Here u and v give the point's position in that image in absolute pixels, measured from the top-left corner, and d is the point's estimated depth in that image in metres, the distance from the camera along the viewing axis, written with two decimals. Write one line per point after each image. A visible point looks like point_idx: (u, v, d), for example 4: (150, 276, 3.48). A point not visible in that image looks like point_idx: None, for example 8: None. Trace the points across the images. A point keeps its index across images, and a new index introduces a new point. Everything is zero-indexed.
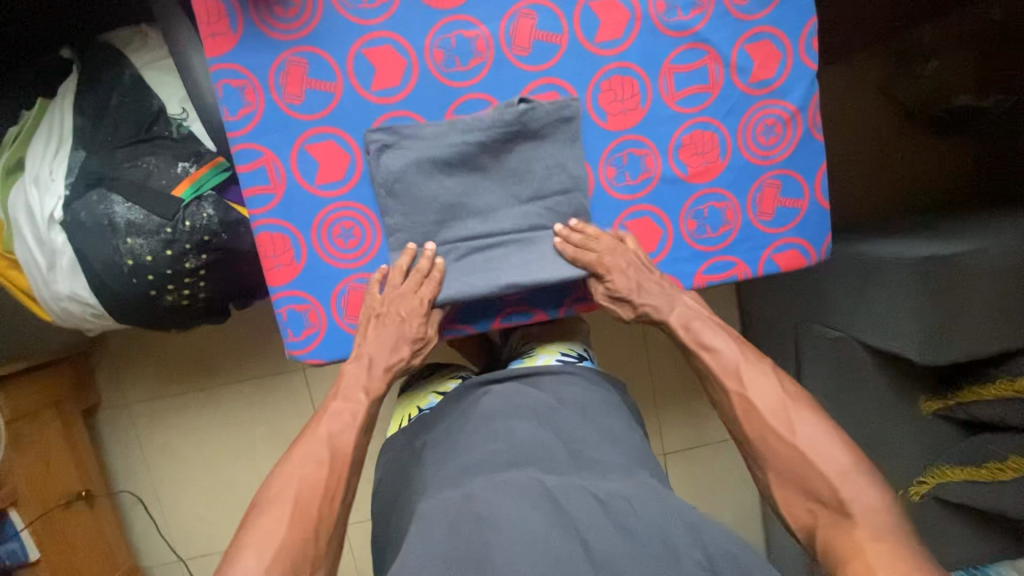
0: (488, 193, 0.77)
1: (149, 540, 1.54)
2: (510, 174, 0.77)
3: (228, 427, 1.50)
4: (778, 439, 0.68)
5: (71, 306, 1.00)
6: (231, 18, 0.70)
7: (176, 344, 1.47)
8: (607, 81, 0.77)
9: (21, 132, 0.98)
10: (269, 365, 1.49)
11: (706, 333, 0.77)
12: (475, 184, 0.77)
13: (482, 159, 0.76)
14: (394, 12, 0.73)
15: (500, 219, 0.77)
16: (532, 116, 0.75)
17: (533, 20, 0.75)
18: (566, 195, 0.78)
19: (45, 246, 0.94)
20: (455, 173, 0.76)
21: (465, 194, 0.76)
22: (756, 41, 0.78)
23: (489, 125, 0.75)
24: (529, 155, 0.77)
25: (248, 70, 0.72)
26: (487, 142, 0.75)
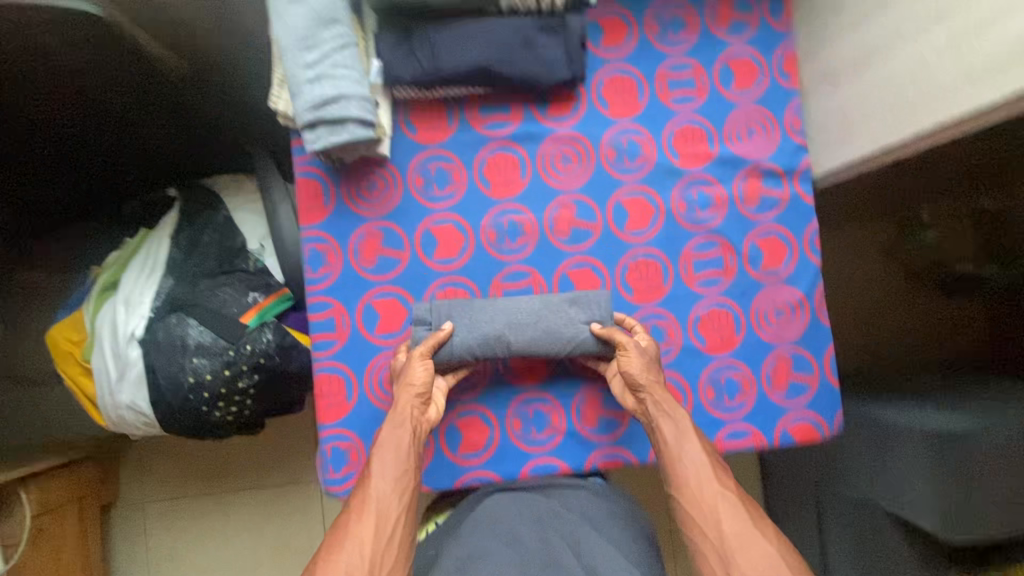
0: (518, 338, 0.82)
1: None
2: (543, 339, 0.82)
3: (237, 537, 1.49)
4: (756, 548, 0.66)
5: (127, 414, 1.07)
6: (326, 197, 0.85)
7: (201, 450, 1.52)
8: (634, 263, 0.88)
9: (122, 256, 1.13)
10: (287, 477, 1.51)
11: (690, 433, 0.76)
12: (508, 344, 0.82)
13: (519, 337, 0.82)
14: (458, 199, 0.87)
15: (518, 337, 0.82)
16: (564, 308, 0.83)
17: (572, 210, 0.88)
18: (571, 315, 0.83)
19: (120, 359, 1.04)
20: (483, 303, 0.83)
21: (497, 341, 0.82)
22: (765, 237, 0.89)
23: (523, 305, 0.83)
24: (553, 329, 0.82)
25: (333, 237, 0.85)
26: (523, 322, 0.82)
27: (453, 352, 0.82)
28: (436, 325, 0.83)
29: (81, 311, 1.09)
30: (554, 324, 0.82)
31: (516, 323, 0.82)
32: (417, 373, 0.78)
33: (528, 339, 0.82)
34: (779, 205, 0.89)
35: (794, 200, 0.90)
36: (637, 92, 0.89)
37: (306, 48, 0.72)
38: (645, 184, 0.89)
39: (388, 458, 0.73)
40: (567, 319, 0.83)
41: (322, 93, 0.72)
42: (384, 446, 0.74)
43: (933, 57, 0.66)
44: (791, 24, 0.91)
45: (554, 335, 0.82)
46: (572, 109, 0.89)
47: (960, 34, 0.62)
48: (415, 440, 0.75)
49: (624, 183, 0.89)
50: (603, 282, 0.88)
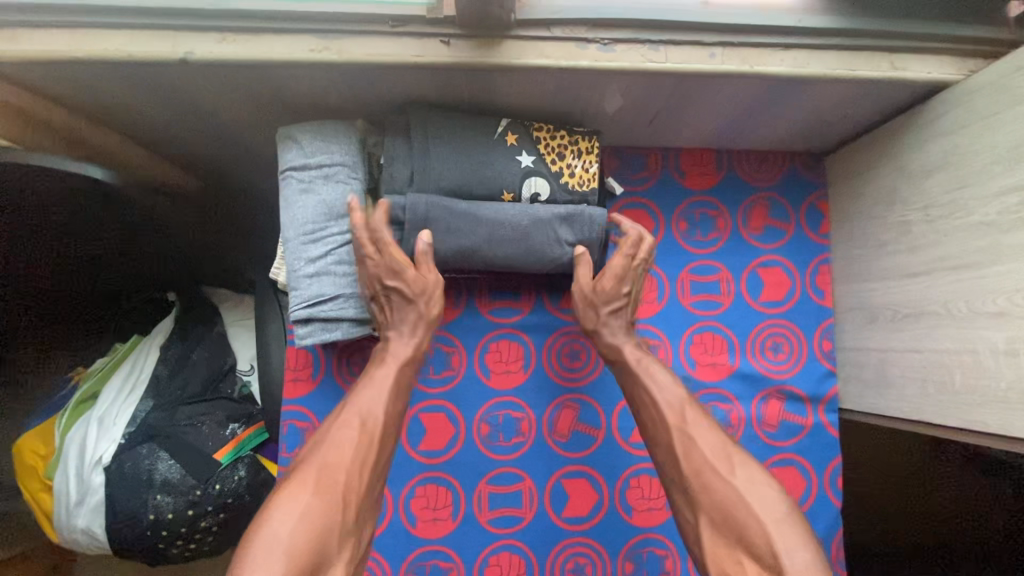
0: (498, 249, 0.74)
1: None
2: (526, 254, 0.75)
3: None
4: (720, 485, 0.61)
5: (81, 537, 1.01)
6: (314, 368, 0.80)
7: None
8: (635, 478, 0.81)
9: (108, 363, 1.09)
10: None
11: (659, 369, 0.72)
12: (484, 251, 0.74)
13: (500, 252, 0.74)
14: (454, 385, 0.81)
15: (499, 250, 0.74)
16: (553, 224, 0.75)
17: (574, 411, 0.82)
18: (559, 232, 0.75)
19: (83, 483, 0.99)
20: (466, 206, 0.73)
21: (473, 250, 0.74)
22: (782, 465, 0.82)
23: (509, 217, 0.73)
24: (537, 250, 0.75)
25: (315, 413, 0.80)
26: (506, 238, 0.74)
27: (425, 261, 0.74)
28: (414, 231, 0.72)
29: (55, 419, 1.04)
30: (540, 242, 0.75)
31: (500, 230, 0.73)
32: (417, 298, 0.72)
33: (512, 253, 0.75)
34: (800, 432, 0.82)
35: (816, 430, 0.82)
36: (658, 290, 0.85)
37: (309, 241, 0.69)
38: None
39: (380, 383, 0.68)
40: (554, 234, 0.75)
41: (320, 292, 0.69)
42: (378, 373, 0.69)
43: (988, 354, 0.59)
44: (829, 240, 0.87)
45: (537, 254, 0.75)
46: None
47: (1021, 343, 0.56)
48: (409, 370, 0.71)
49: None
50: (599, 496, 0.80)
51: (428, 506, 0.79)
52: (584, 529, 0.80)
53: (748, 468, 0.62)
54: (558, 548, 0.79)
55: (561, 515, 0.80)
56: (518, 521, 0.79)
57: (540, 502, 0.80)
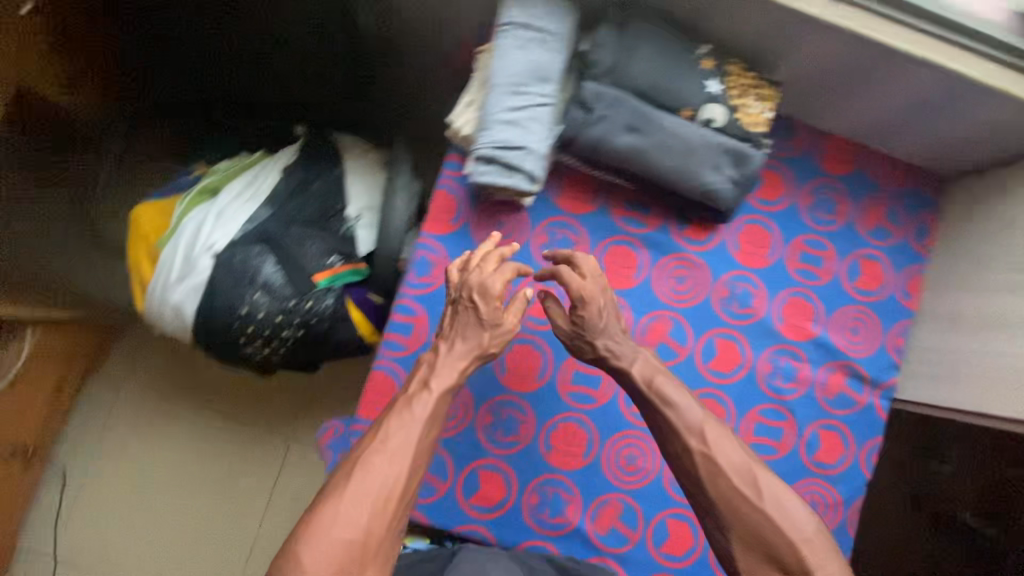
0: (664, 159, 0.79)
1: (41, 526, 1.52)
2: (684, 173, 0.80)
3: (195, 457, 1.59)
4: (749, 508, 0.66)
5: (169, 312, 1.08)
6: (456, 214, 0.88)
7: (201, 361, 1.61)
8: (702, 400, 0.89)
9: (231, 168, 1.15)
10: (261, 419, 1.60)
11: (676, 389, 0.75)
12: (650, 156, 0.79)
13: (665, 162, 0.80)
14: None
15: (663, 160, 0.79)
16: (720, 152, 0.80)
17: (668, 326, 0.90)
18: (721, 163, 0.80)
19: (189, 263, 1.06)
20: (650, 110, 0.78)
21: (641, 153, 0.79)
22: (828, 429, 0.91)
23: (685, 132, 0.79)
24: (696, 172, 0.80)
25: (445, 253, 0.87)
26: (674, 151, 0.79)
27: (594, 151, 0.79)
28: (600, 115, 0.77)
29: (174, 201, 1.11)
30: (702, 165, 0.80)
31: (673, 142, 0.79)
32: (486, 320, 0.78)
33: (673, 167, 0.80)
34: (853, 406, 0.91)
35: (868, 410, 0.91)
36: (770, 248, 0.92)
37: (512, 92, 0.76)
38: (741, 334, 0.91)
39: (412, 417, 0.70)
40: (716, 163, 0.80)
41: (509, 140, 0.75)
42: (409, 409, 0.71)
43: None
44: (931, 253, 0.95)
45: (695, 176, 0.81)
46: (706, 238, 0.91)
47: None
48: (443, 398, 0.73)
49: (724, 324, 0.91)
50: None
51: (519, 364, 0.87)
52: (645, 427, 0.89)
53: (772, 484, 0.67)
54: (617, 435, 0.88)
55: (630, 410, 0.88)
56: (591, 402, 0.88)
57: (615, 392, 0.88)
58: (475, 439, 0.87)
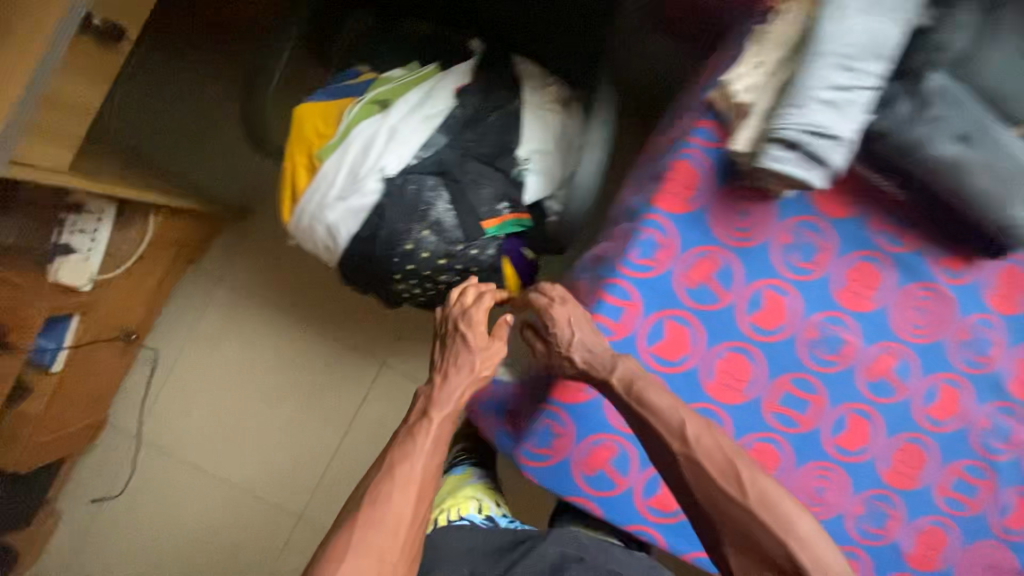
0: (979, 180, 0.67)
1: (128, 404, 1.52)
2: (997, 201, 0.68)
3: (281, 366, 1.53)
4: (732, 505, 0.61)
5: (320, 230, 0.99)
6: (697, 193, 0.76)
7: (299, 271, 1.51)
8: (907, 444, 0.83)
9: (401, 79, 1.01)
10: (354, 341, 1.53)
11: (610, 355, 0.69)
12: (965, 173, 0.67)
13: (978, 184, 0.67)
14: (807, 280, 0.79)
15: (977, 180, 0.67)
16: None
17: (893, 361, 0.81)
18: None
19: (353, 182, 0.95)
20: (986, 119, 0.65)
21: (955, 168, 0.66)
22: None
23: (1017, 152, 0.66)
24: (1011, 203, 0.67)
25: (676, 236, 0.77)
26: (998, 173, 0.66)
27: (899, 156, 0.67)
28: (928, 115, 0.65)
29: (340, 107, 0.98)
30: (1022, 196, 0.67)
31: (1000, 162, 0.66)
32: (475, 347, 0.76)
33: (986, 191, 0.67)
34: None
35: None
36: None
37: (841, 68, 0.62)
38: (968, 383, 0.82)
39: (421, 448, 0.69)
40: None
41: (822, 124, 0.62)
42: (415, 439, 0.69)
43: None
44: None
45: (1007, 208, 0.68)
46: (963, 271, 0.80)
47: None
48: (446, 422, 0.72)
49: (953, 370, 0.82)
50: (869, 442, 0.82)
51: (729, 372, 0.79)
52: (843, 461, 0.82)
53: (756, 475, 0.62)
54: (812, 463, 0.82)
55: (831, 440, 0.82)
56: (793, 426, 0.81)
57: (821, 420, 0.81)
58: None
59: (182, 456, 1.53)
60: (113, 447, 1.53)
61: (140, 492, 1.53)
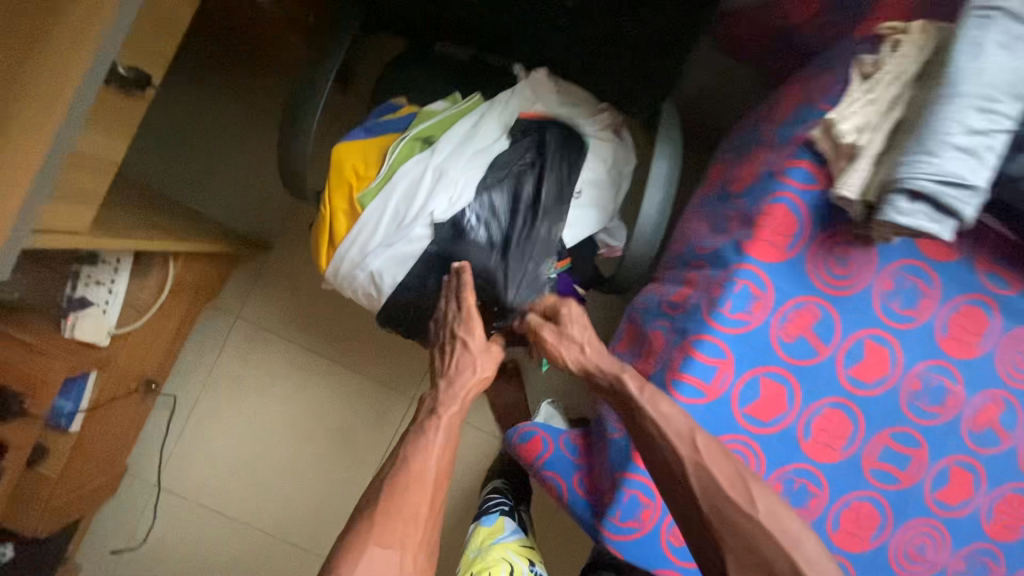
0: None
1: (146, 450, 1.43)
2: None
3: (305, 405, 1.44)
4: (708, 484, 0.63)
5: (362, 279, 0.91)
6: (794, 241, 0.70)
7: (322, 303, 1.41)
8: (1012, 495, 0.78)
9: (446, 113, 0.93)
10: (382, 376, 1.44)
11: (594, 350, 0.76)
12: None
13: None
14: (910, 328, 0.73)
15: None
16: None
17: (999, 410, 0.76)
18: None
19: (401, 228, 0.87)
20: None
21: None
22: None
23: None
24: None
25: (771, 286, 0.70)
26: None
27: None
28: None
29: (382, 147, 0.91)
30: None
31: None
32: (477, 350, 0.87)
33: None
34: None
35: None
36: None
37: (979, 108, 0.56)
38: None
39: (425, 444, 0.77)
40: None
41: (960, 170, 0.56)
42: (420, 437, 0.78)
43: None
44: None
45: None
46: None
47: None
48: (450, 423, 0.81)
49: None
50: (973, 495, 0.77)
51: (827, 429, 0.73)
52: (945, 517, 0.77)
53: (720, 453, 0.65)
54: (914, 520, 0.76)
55: (935, 496, 0.76)
56: (895, 482, 0.75)
57: (924, 474, 0.76)
58: None
59: (205, 504, 1.44)
60: (131, 497, 1.43)
61: (163, 543, 1.43)
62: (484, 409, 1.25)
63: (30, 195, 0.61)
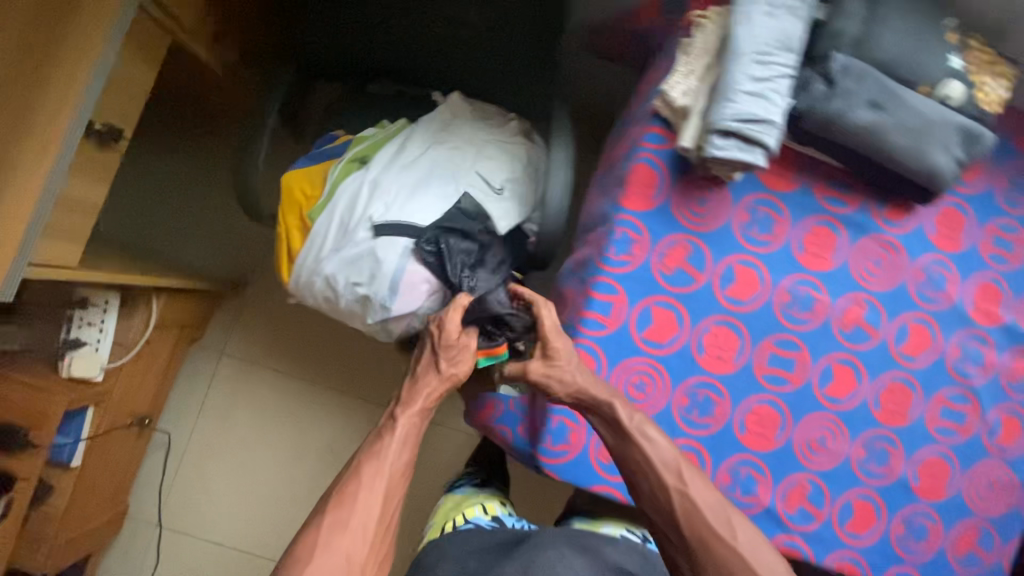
0: (897, 134, 0.76)
1: (145, 490, 1.51)
2: (914, 143, 0.77)
3: (292, 427, 1.53)
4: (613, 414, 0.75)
5: (319, 283, 1.04)
6: (658, 190, 0.85)
7: (298, 329, 1.54)
8: (893, 384, 0.89)
9: (377, 137, 1.10)
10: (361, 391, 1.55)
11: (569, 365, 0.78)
12: (885, 128, 0.76)
13: (895, 136, 0.77)
14: (770, 250, 0.87)
15: (892, 131, 0.76)
16: (954, 133, 0.78)
17: (863, 310, 0.89)
18: (951, 134, 0.78)
19: (345, 233, 1.02)
20: (888, 82, 0.75)
21: (876, 128, 0.76)
22: (1009, 415, 0.92)
23: (924, 110, 0.76)
24: (926, 148, 0.77)
25: (646, 229, 0.85)
26: (907, 124, 0.76)
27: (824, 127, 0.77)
28: (839, 87, 0.75)
29: (324, 169, 1.07)
30: (933, 140, 0.77)
31: (910, 114, 0.76)
32: (447, 354, 0.87)
33: (905, 142, 0.77)
34: None
35: None
36: (964, 231, 0.91)
37: (757, 62, 0.72)
38: (934, 319, 0.90)
39: (380, 451, 0.78)
40: (950, 134, 0.77)
41: (754, 109, 0.72)
42: (376, 444, 0.78)
43: None
44: None
45: (922, 156, 0.78)
46: (904, 219, 0.89)
47: None
48: (409, 429, 0.81)
49: (918, 308, 0.90)
50: (858, 388, 0.89)
51: (717, 344, 0.86)
52: (837, 410, 0.88)
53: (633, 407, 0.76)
54: (810, 416, 0.88)
55: (824, 392, 0.88)
56: (786, 384, 0.87)
57: (810, 374, 0.88)
58: (671, 416, 0.85)
59: (204, 536, 1.50)
60: (134, 539, 1.50)
61: None
62: (455, 402, 1.36)
63: (28, 228, 0.76)
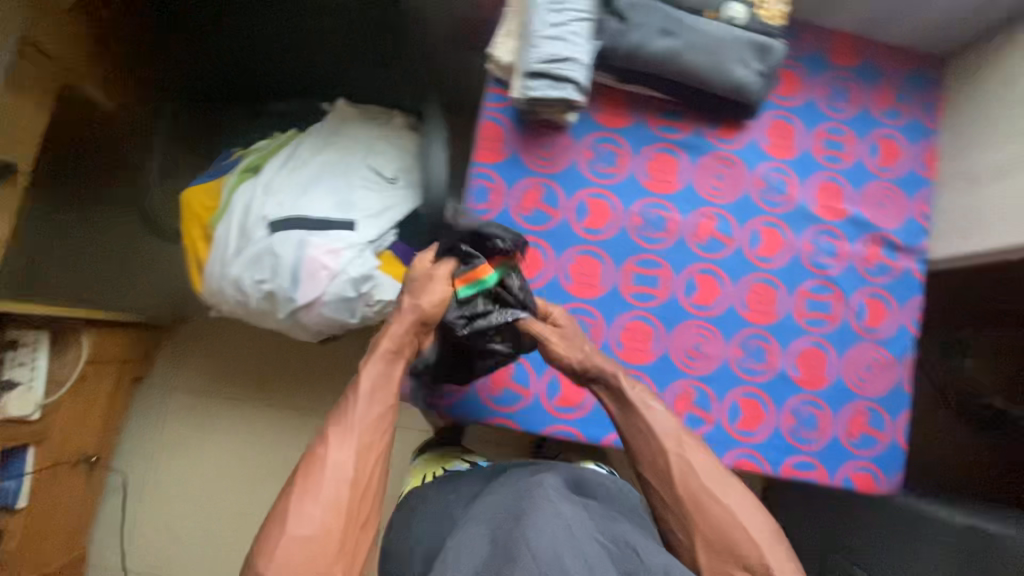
0: (690, 56, 0.87)
1: (106, 532, 1.46)
2: (707, 62, 0.88)
3: (250, 449, 1.48)
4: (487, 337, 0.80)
5: (228, 286, 1.10)
6: (505, 142, 0.93)
7: (234, 348, 1.49)
8: (755, 285, 0.96)
9: (267, 148, 1.18)
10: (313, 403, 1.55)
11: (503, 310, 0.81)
12: (678, 53, 0.87)
13: (689, 57, 0.87)
14: (617, 181, 0.95)
15: (685, 54, 0.87)
16: (744, 47, 0.88)
17: (714, 222, 0.96)
18: (740, 49, 0.88)
19: (244, 235, 1.09)
20: (672, 13, 0.87)
21: (671, 53, 0.87)
22: (872, 297, 0.98)
23: (710, 31, 0.87)
24: (721, 63, 0.88)
25: (500, 178, 0.93)
26: (696, 47, 0.87)
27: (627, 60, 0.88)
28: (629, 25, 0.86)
29: (221, 182, 1.15)
30: (724, 56, 0.88)
31: (696, 37, 0.87)
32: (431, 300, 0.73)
33: (699, 62, 0.87)
34: (890, 273, 0.98)
35: (905, 273, 0.99)
36: (796, 138, 1.00)
37: (551, 10, 0.82)
38: (782, 221, 0.98)
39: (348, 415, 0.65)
40: (738, 50, 0.88)
41: (556, 49, 0.82)
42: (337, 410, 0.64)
43: None
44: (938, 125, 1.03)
45: (721, 70, 0.88)
46: (736, 135, 0.98)
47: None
48: (379, 388, 0.68)
49: (765, 212, 0.97)
50: (723, 293, 0.95)
51: (582, 272, 0.93)
52: (707, 315, 0.94)
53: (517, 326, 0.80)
54: (683, 325, 0.94)
55: (690, 302, 0.94)
56: (653, 299, 0.94)
57: (674, 287, 0.94)
58: None
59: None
60: None
61: None
62: None
63: None
